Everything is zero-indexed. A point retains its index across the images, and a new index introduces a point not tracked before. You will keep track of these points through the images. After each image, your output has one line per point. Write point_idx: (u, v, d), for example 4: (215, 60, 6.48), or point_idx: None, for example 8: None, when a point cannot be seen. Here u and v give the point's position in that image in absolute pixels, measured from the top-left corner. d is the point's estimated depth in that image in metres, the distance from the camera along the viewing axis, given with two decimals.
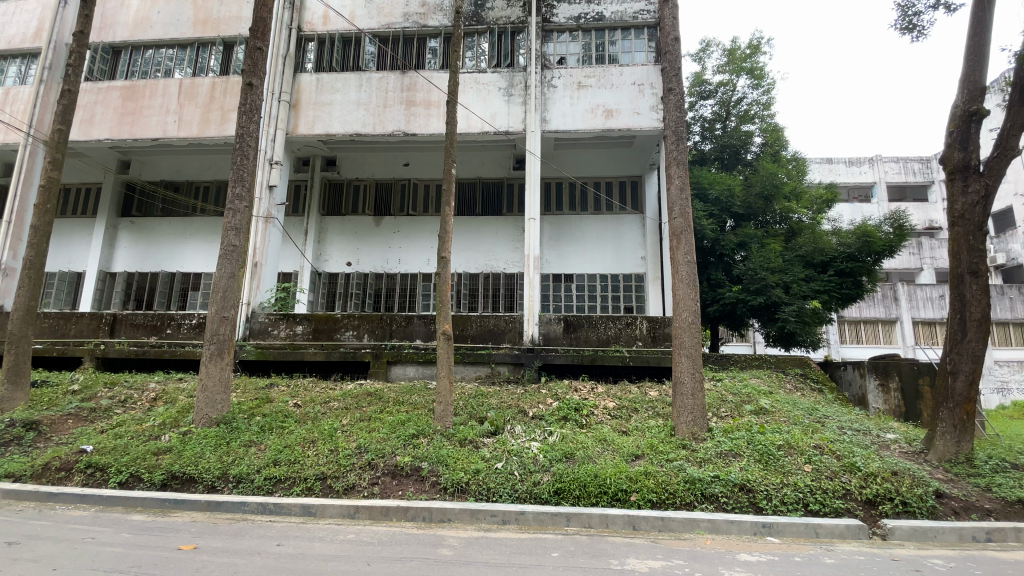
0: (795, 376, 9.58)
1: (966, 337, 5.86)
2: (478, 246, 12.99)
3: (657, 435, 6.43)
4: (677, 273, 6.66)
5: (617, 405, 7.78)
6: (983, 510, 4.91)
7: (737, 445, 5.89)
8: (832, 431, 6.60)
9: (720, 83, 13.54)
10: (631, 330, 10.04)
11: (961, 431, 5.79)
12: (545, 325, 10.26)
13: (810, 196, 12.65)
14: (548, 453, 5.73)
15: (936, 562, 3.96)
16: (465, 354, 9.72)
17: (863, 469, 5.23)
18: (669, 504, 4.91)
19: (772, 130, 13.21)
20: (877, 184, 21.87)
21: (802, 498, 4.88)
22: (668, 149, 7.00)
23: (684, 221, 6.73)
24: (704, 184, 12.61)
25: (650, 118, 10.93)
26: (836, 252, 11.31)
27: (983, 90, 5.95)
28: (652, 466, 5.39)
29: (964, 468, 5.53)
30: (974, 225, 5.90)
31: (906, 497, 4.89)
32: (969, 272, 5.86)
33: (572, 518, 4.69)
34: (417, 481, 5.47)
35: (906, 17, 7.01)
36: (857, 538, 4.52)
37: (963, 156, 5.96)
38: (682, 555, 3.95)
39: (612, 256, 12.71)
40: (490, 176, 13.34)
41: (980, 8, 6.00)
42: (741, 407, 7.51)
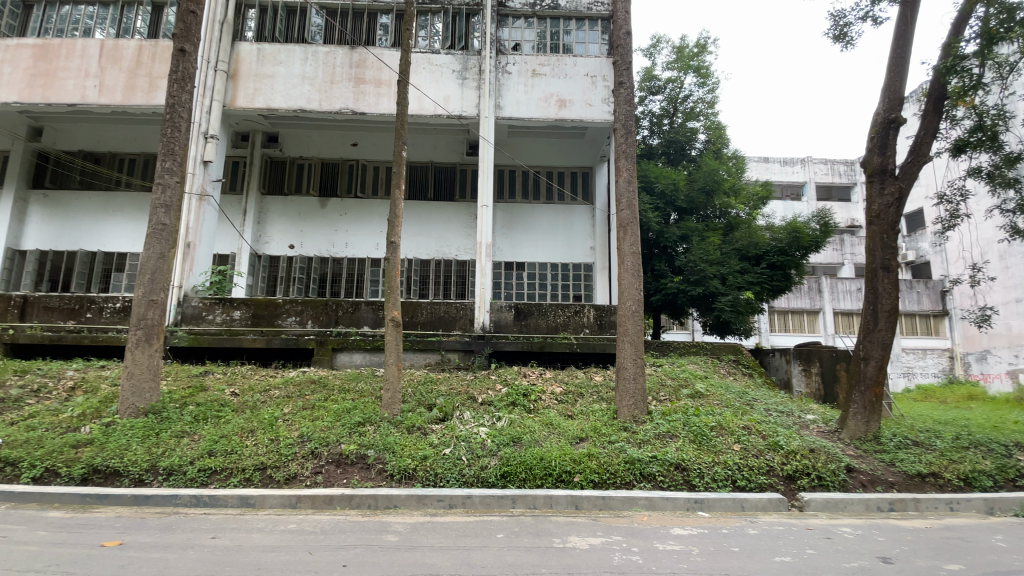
0: (728, 362, 10.19)
1: (877, 326, 6.43)
2: (429, 232, 12.79)
3: (601, 418, 6.68)
4: (623, 262, 6.86)
5: (564, 390, 7.99)
6: (887, 482, 5.45)
7: (673, 427, 6.21)
8: (760, 412, 7.10)
9: (669, 79, 13.93)
10: (579, 318, 10.27)
11: (871, 412, 6.37)
12: (496, 312, 10.30)
13: (747, 193, 13.31)
14: (496, 438, 5.82)
15: (844, 530, 4.38)
16: (414, 341, 9.62)
17: (785, 447, 5.67)
18: (610, 484, 5.11)
19: (715, 128, 13.77)
20: (807, 183, 23.39)
21: (731, 475, 5.23)
22: (618, 142, 7.15)
23: (632, 213, 6.93)
24: (650, 177, 12.96)
25: (602, 110, 11.09)
26: (768, 246, 12.06)
27: (901, 100, 6.47)
28: (595, 448, 5.59)
29: (872, 445, 6.11)
30: (888, 224, 6.43)
31: (821, 472, 5.33)
32: (882, 267, 6.40)
33: (518, 500, 4.79)
34: (363, 469, 5.41)
35: (838, 26, 7.48)
36: (777, 511, 4.90)
37: (881, 160, 6.48)
38: (621, 531, 4.15)
39: (562, 245, 12.90)
40: (443, 160, 13.14)
41: (904, 21, 6.50)
42: (679, 390, 7.92)
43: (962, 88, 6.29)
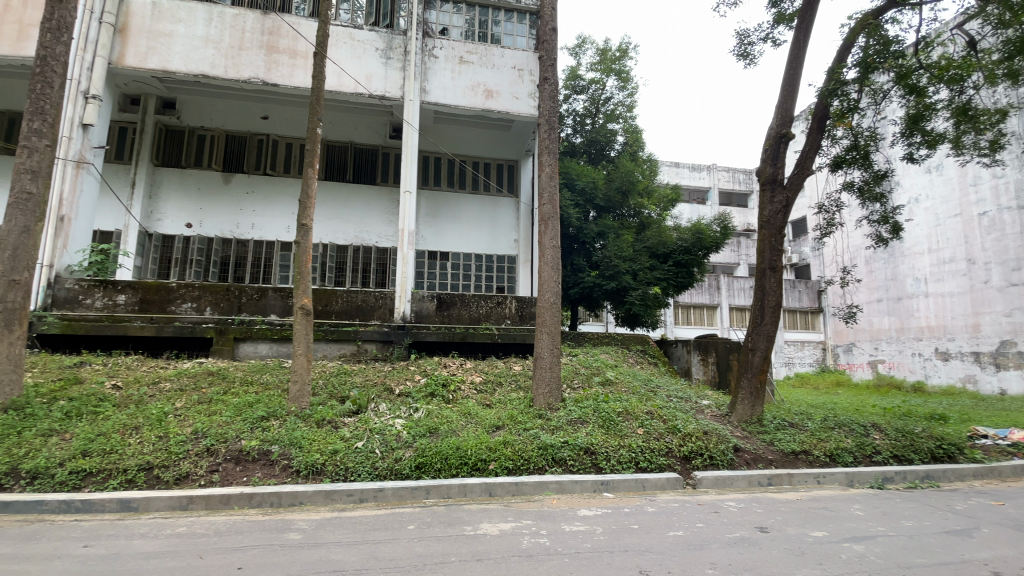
0: (636, 351, 10.88)
1: (764, 320, 7.14)
2: (348, 216, 12.24)
3: (518, 406, 6.82)
4: (543, 255, 7.01)
5: (483, 379, 8.07)
6: (766, 459, 6.09)
7: (584, 413, 6.52)
8: (662, 399, 7.63)
9: (592, 80, 14.36)
10: (501, 309, 10.37)
11: (756, 397, 7.08)
12: (417, 302, 10.05)
13: (659, 195, 14.14)
14: (412, 429, 5.74)
15: (729, 504, 4.85)
16: (327, 330, 9.20)
17: (682, 430, 6.15)
18: (523, 470, 5.23)
19: (632, 131, 14.43)
20: (711, 188, 25.35)
21: (635, 457, 5.58)
22: (542, 137, 7.27)
23: (552, 208, 7.08)
24: (572, 174, 13.32)
25: (528, 105, 11.20)
26: (675, 245, 12.92)
27: (792, 117, 7.17)
28: (511, 436, 5.71)
29: (756, 426, 6.81)
30: (776, 229, 7.15)
31: (712, 452, 5.85)
32: (770, 267, 7.09)
33: (431, 491, 4.76)
34: (266, 466, 5.10)
35: (742, 45, 8.12)
36: (673, 489, 5.32)
37: (773, 170, 7.17)
38: (531, 515, 4.28)
39: (486, 237, 12.91)
40: (364, 142, 12.62)
41: (797, 47, 7.20)
42: (591, 378, 8.31)
43: (842, 110, 7.09)
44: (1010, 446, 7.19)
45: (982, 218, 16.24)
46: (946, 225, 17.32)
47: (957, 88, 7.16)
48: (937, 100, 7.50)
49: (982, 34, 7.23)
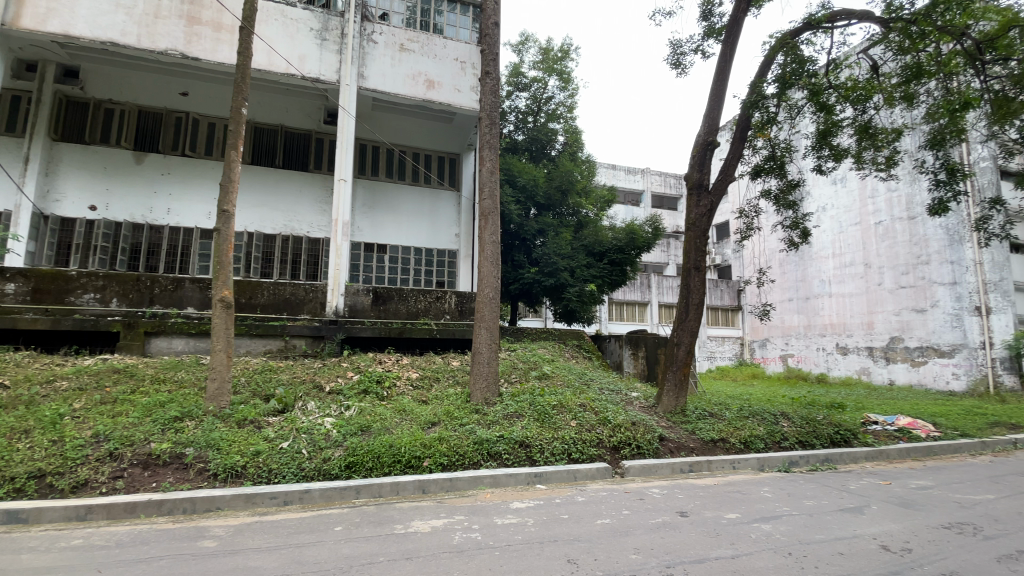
0: (572, 346, 11.18)
1: (688, 317, 7.56)
2: (277, 203, 11.59)
3: (454, 402, 6.79)
4: (483, 251, 7.00)
5: (420, 375, 7.96)
6: (688, 447, 6.46)
7: (520, 407, 6.60)
8: (595, 391, 7.89)
9: (534, 79, 14.47)
10: (441, 305, 10.38)
11: (680, 389, 7.50)
12: (351, 295, 9.77)
13: (596, 195, 14.55)
14: (342, 428, 5.55)
15: (654, 491, 5.11)
16: (251, 325, 8.68)
17: (612, 421, 6.40)
18: (458, 465, 5.20)
19: (572, 132, 14.71)
20: (645, 191, 26.46)
21: (567, 448, 5.72)
22: (483, 131, 7.25)
23: (493, 203, 7.08)
24: (514, 171, 13.33)
25: (469, 98, 11.10)
26: (610, 244, 13.39)
27: (717, 126, 7.61)
28: (446, 432, 5.66)
29: (679, 417, 7.21)
30: (702, 231, 7.56)
31: (640, 442, 6.11)
32: (694, 267, 7.50)
33: (362, 490, 4.62)
34: (179, 470, 4.72)
35: (675, 54, 8.50)
36: (603, 478, 5.51)
37: (699, 175, 7.60)
38: (463, 511, 4.27)
39: (426, 231, 12.69)
40: (295, 126, 12.00)
41: (724, 61, 7.64)
42: (528, 373, 8.42)
43: (762, 122, 7.60)
44: (895, 430, 8.08)
45: (879, 227, 18.05)
46: (848, 232, 19.10)
47: (860, 107, 7.87)
48: (844, 118, 8.21)
49: (883, 60, 7.98)
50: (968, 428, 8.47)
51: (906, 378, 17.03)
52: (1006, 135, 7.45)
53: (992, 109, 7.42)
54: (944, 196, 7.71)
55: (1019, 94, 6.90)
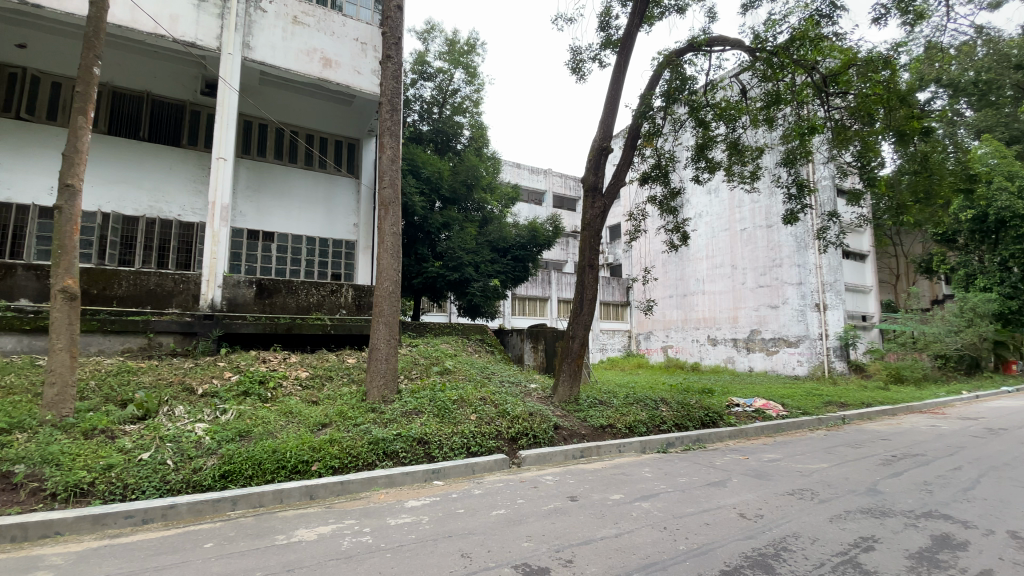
0: (476, 341, 11.32)
1: (582, 312, 7.96)
2: (142, 180, 10.18)
3: (348, 401, 6.49)
4: (382, 242, 6.74)
5: (310, 374, 7.50)
6: (580, 434, 6.82)
7: (420, 404, 6.51)
8: (495, 384, 8.02)
9: (439, 69, 14.24)
10: (336, 298, 10.02)
11: (574, 378, 7.90)
12: (231, 287, 8.94)
13: (500, 192, 14.74)
14: (216, 435, 5.05)
15: (547, 478, 5.32)
16: (105, 320, 7.55)
17: (511, 413, 6.55)
18: (351, 467, 4.97)
19: (478, 127, 14.69)
20: (547, 192, 27.37)
21: (466, 442, 5.74)
22: (383, 117, 6.96)
23: (394, 192, 6.85)
24: (417, 162, 12.81)
25: (370, 81, 10.61)
26: (513, 241, 13.84)
27: (612, 133, 8.06)
28: (339, 433, 5.39)
29: (573, 405, 7.61)
30: (596, 231, 7.99)
31: (536, 431, 6.32)
32: (589, 265, 7.91)
33: (239, 501, 4.23)
34: (5, 492, 3.97)
35: (575, 60, 8.85)
36: (500, 469, 5.61)
37: (595, 179, 8.00)
38: (354, 514, 4.10)
39: (321, 220, 11.94)
40: (166, 95, 10.66)
41: (618, 72, 8.11)
42: (430, 368, 8.32)
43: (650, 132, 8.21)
44: (754, 411, 9.24)
45: (744, 233, 20.39)
46: (719, 237, 21.40)
47: (731, 126, 8.79)
48: (719, 133, 9.14)
49: (750, 85, 8.99)
50: (808, 407, 9.93)
51: (762, 365, 19.46)
52: (843, 158, 8.72)
53: (832, 135, 8.66)
54: (795, 208, 8.89)
55: (852, 124, 8.13)
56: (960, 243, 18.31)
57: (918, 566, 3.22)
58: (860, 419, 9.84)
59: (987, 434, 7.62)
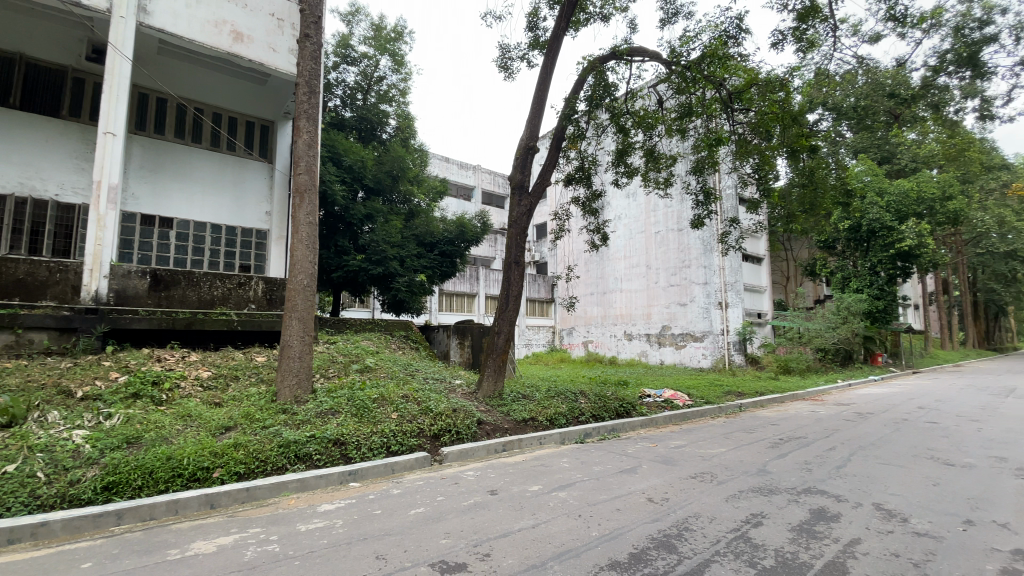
0: (399, 337, 11.09)
1: (508, 308, 8.04)
2: (10, 153, 8.83)
3: (256, 402, 6.08)
4: (296, 232, 6.38)
5: (213, 375, 6.94)
6: (503, 428, 6.91)
7: (336, 403, 6.25)
8: (418, 381, 7.90)
9: (364, 55, 13.69)
10: (244, 291, 9.36)
11: (499, 373, 7.99)
12: (121, 278, 8.04)
13: (427, 185, 14.50)
14: (99, 443, 4.53)
15: (468, 474, 5.34)
16: None
17: (433, 410, 6.49)
18: (258, 473, 4.67)
19: (404, 117, 14.31)
20: (476, 187, 27.33)
21: (386, 441, 5.59)
22: (299, 99, 6.56)
23: (310, 179, 6.51)
24: (338, 149, 12.22)
25: (287, 61, 10.01)
26: (440, 236, 13.67)
27: (538, 133, 8.20)
28: (244, 436, 5.05)
29: (497, 400, 7.70)
30: (522, 229, 8.09)
31: (459, 427, 6.31)
32: (515, 262, 8.00)
33: (126, 515, 3.83)
34: None
35: (504, 58, 8.89)
36: (420, 467, 5.53)
37: (521, 177, 8.10)
38: (260, 522, 3.86)
39: (230, 207, 11.06)
40: (43, 58, 9.32)
41: (545, 73, 8.25)
42: (348, 366, 8.01)
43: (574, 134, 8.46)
44: (663, 401, 9.88)
45: (658, 235, 21.65)
46: (636, 238, 22.57)
47: (648, 134, 9.30)
48: (638, 140, 9.62)
49: (665, 96, 9.54)
50: (711, 397, 10.80)
51: (672, 358, 20.80)
52: (744, 170, 9.50)
53: (735, 148, 9.41)
54: (703, 214, 9.56)
55: (753, 139, 8.89)
56: (839, 249, 20.73)
57: (799, 537, 3.63)
58: (754, 406, 10.88)
59: (856, 418, 8.73)
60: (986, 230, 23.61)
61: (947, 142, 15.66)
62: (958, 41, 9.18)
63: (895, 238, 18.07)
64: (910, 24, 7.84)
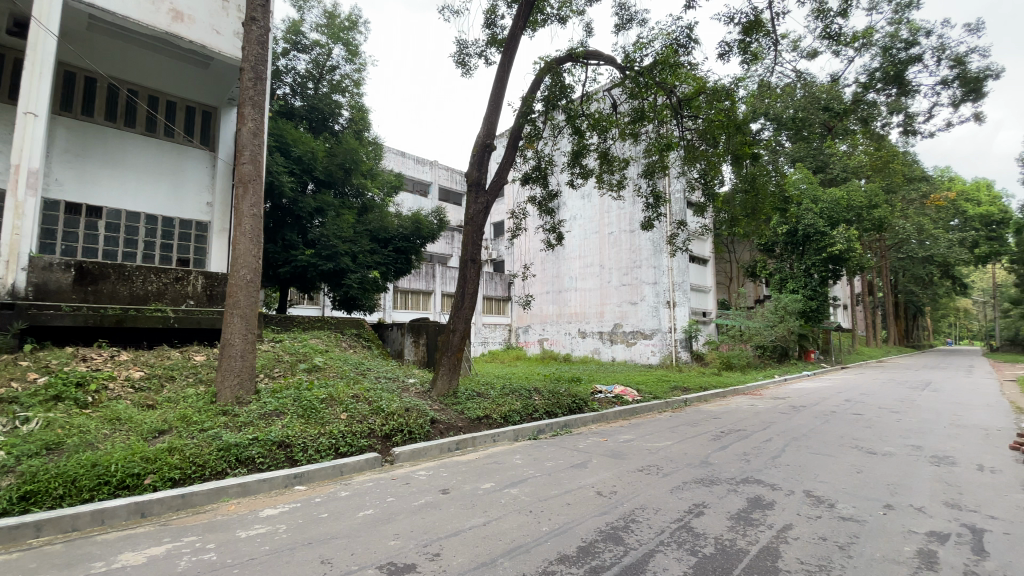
0: (351, 335, 10.80)
1: (463, 305, 8.00)
2: None
3: (194, 404, 5.76)
4: (240, 224, 6.09)
5: (146, 375, 6.52)
6: (456, 427, 6.88)
7: (282, 404, 6.02)
8: (370, 381, 7.73)
9: (316, 42, 13.22)
10: (182, 287, 8.85)
11: (453, 371, 7.95)
12: (41, 271, 7.40)
13: (382, 179, 14.19)
14: (13, 450, 4.15)
15: (419, 474, 5.29)
16: None
17: (385, 410, 6.38)
18: (195, 478, 4.44)
19: (358, 109, 13.91)
20: (433, 183, 27.01)
21: (334, 443, 5.44)
22: (244, 85, 6.26)
23: (255, 169, 6.21)
24: (287, 139, 11.73)
25: (232, 44, 9.55)
26: (395, 232, 13.32)
27: (495, 131, 8.19)
28: (180, 440, 4.78)
29: (451, 399, 7.66)
30: (478, 226, 8.06)
31: (411, 426, 6.23)
32: (471, 259, 7.98)
33: (44, 526, 3.53)
34: None
35: (461, 54, 8.83)
36: (371, 468, 5.42)
37: (478, 175, 8.08)
38: (197, 530, 3.67)
39: (167, 196, 10.41)
40: None
41: (502, 71, 8.26)
42: (295, 365, 7.73)
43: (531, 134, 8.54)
44: (614, 397, 10.15)
45: (612, 236, 22.16)
46: (591, 238, 23.01)
47: (602, 136, 9.51)
48: (593, 142, 9.80)
49: (619, 100, 9.75)
50: (659, 392, 11.18)
51: (623, 355, 21.38)
52: (692, 175, 9.88)
53: (684, 154, 9.76)
54: (653, 216, 9.86)
55: (701, 145, 9.26)
56: (778, 252, 21.95)
57: (736, 525, 3.83)
58: (698, 401, 11.37)
59: (790, 411, 9.29)
60: (906, 237, 25.67)
61: (874, 154, 16.87)
62: (886, 61, 9.92)
63: (827, 242, 19.35)
64: (843, 42, 8.38)
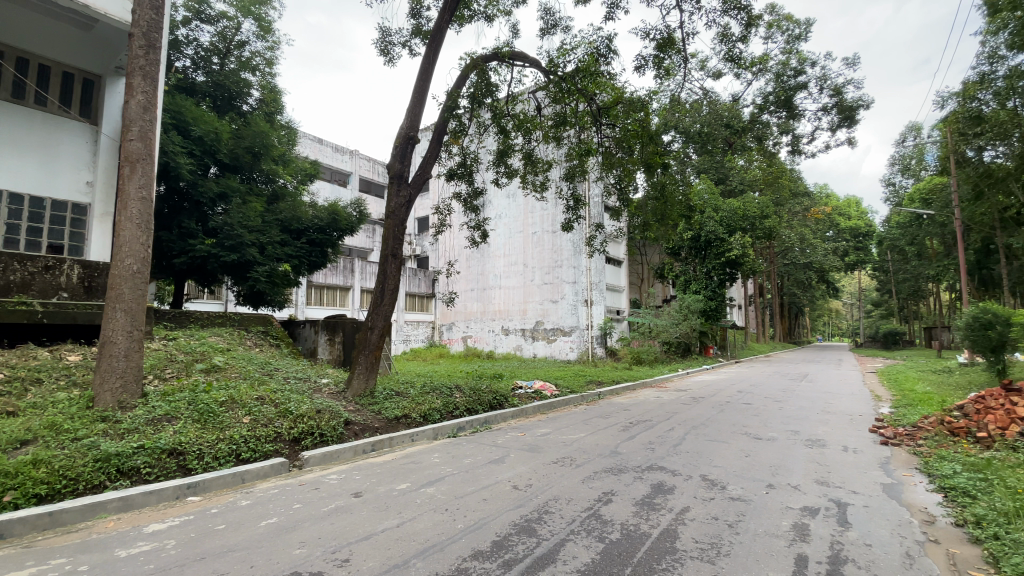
0: (257, 333, 10.08)
1: (382, 302, 7.75)
2: None
3: (64, 410, 5.07)
4: (125, 207, 5.46)
5: (4, 378, 5.63)
6: (372, 428, 6.67)
7: (174, 409, 5.49)
8: (278, 382, 7.26)
9: (222, 14, 12.16)
10: (53, 277, 7.75)
11: (371, 370, 7.69)
12: None
13: (295, 166, 13.39)
14: None
15: (330, 477, 5.07)
16: None
17: (294, 413, 6.03)
18: (66, 493, 3.92)
19: (270, 90, 12.97)
20: (352, 174, 25.96)
21: (235, 449, 5.06)
22: (133, 53, 5.60)
23: (145, 147, 5.58)
24: (185, 117, 10.65)
25: (121, 6, 8.56)
26: (309, 222, 12.66)
27: (418, 124, 8.02)
28: (48, 452, 4.19)
29: (367, 399, 7.41)
30: (399, 221, 7.85)
31: (323, 429, 5.94)
32: (392, 254, 7.76)
33: None
34: None
35: (384, 42, 8.54)
36: (276, 474, 5.10)
37: (400, 168, 7.88)
38: (66, 551, 3.25)
39: (34, 173, 9.06)
40: None
41: (427, 64, 8.12)
42: (190, 366, 7.05)
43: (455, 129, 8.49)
44: (533, 393, 10.40)
45: (535, 236, 22.64)
46: (514, 238, 23.33)
47: (526, 137, 9.67)
48: (518, 142, 9.93)
49: (542, 103, 9.95)
50: (575, 387, 11.62)
51: (544, 351, 21.96)
52: (609, 180, 10.33)
53: (602, 160, 10.16)
54: (572, 218, 10.18)
55: (618, 152, 9.70)
56: (684, 255, 23.69)
57: (640, 510, 4.09)
58: (611, 395, 11.98)
59: (691, 403, 10.07)
60: (791, 245, 28.87)
61: (766, 170, 18.76)
62: (777, 86, 11.12)
63: (725, 248, 21.23)
64: (742, 66, 9.18)
